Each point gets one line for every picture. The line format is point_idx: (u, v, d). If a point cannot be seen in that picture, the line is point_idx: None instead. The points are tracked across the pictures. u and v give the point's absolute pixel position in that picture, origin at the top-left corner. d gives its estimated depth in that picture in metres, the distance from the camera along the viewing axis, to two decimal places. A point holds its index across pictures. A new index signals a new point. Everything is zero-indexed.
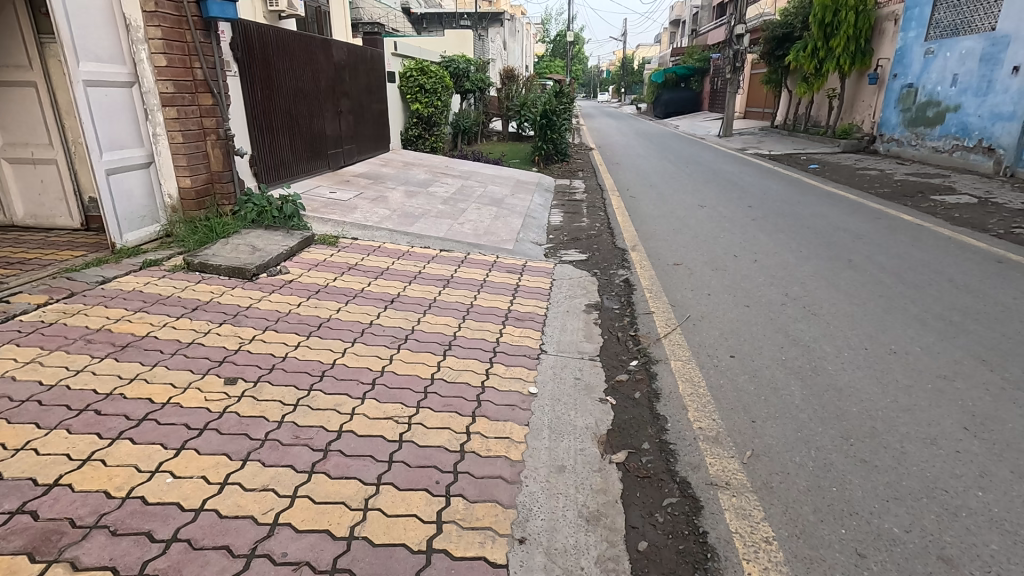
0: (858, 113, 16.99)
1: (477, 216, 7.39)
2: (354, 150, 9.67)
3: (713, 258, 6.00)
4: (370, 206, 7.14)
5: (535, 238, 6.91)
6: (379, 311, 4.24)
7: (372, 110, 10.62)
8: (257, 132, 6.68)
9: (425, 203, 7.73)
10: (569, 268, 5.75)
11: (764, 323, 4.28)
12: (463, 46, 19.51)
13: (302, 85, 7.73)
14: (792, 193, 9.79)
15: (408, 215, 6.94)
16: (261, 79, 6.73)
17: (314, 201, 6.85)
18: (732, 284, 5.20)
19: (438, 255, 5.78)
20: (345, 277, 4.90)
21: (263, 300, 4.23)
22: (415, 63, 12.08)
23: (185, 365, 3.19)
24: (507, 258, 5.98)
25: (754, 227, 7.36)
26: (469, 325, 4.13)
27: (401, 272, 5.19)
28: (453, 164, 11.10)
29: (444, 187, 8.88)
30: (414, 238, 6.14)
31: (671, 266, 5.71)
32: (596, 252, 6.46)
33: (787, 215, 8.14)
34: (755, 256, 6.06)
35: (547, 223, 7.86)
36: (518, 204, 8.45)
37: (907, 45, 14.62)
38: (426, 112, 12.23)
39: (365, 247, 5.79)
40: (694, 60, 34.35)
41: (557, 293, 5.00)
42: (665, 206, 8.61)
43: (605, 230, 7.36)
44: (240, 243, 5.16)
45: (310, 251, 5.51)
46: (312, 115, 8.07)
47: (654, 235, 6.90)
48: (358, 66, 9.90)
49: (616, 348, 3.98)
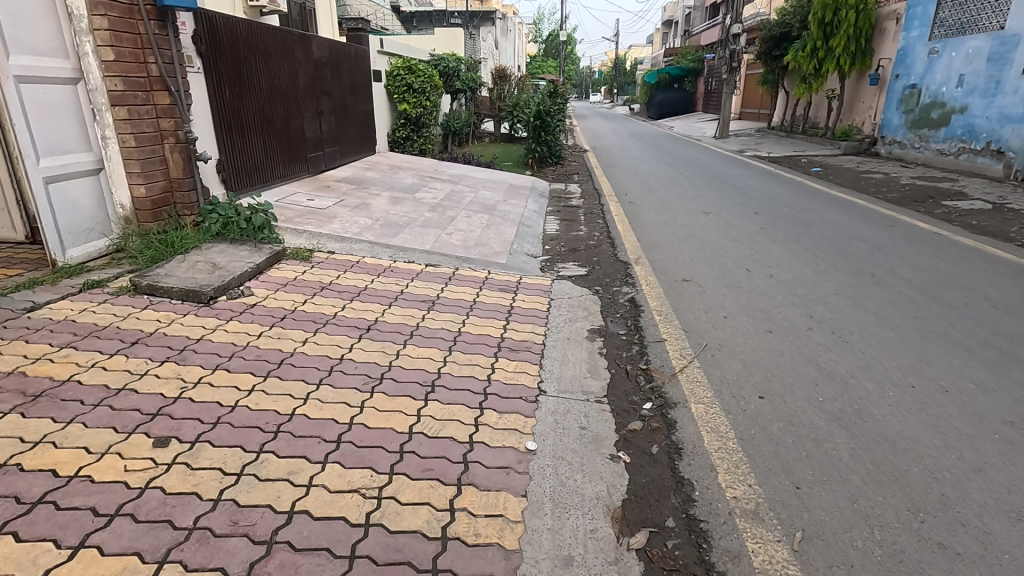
0: (858, 114, 16.60)
1: (467, 225, 6.85)
2: (336, 152, 9.10)
3: (724, 273, 5.48)
4: (350, 214, 6.58)
5: (530, 250, 6.37)
6: (352, 341, 3.68)
7: (357, 110, 10.05)
8: (225, 134, 6.09)
9: (411, 211, 7.18)
10: (568, 286, 5.22)
11: (792, 354, 3.77)
12: (455, 45, 18.97)
13: (278, 84, 7.14)
14: (799, 199, 9.31)
15: (392, 225, 6.38)
16: (230, 76, 6.14)
17: (289, 210, 6.28)
18: (749, 304, 4.69)
19: (423, 271, 5.24)
20: (317, 299, 4.34)
21: (217, 329, 3.66)
22: (403, 62, 11.51)
23: (107, 420, 2.63)
24: (500, 273, 5.43)
25: (765, 237, 6.86)
26: (456, 359, 3.58)
27: (381, 292, 4.65)
28: (443, 167, 10.56)
29: (432, 193, 8.33)
30: (398, 251, 5.60)
31: (680, 283, 5.19)
32: (596, 265, 5.94)
33: (798, 222, 7.65)
34: (770, 270, 5.56)
35: (542, 231, 7.34)
36: (511, 210, 7.92)
37: (909, 45, 14.24)
38: (414, 113, 11.64)
39: (342, 263, 5.24)
40: (688, 60, 34.00)
41: (555, 316, 4.46)
42: (668, 213, 8.10)
43: (605, 240, 6.83)
44: (199, 260, 4.58)
45: (281, 267, 4.95)
46: (290, 115, 7.48)
47: (658, 246, 6.38)
48: (341, 63, 9.32)
49: (626, 386, 3.45)
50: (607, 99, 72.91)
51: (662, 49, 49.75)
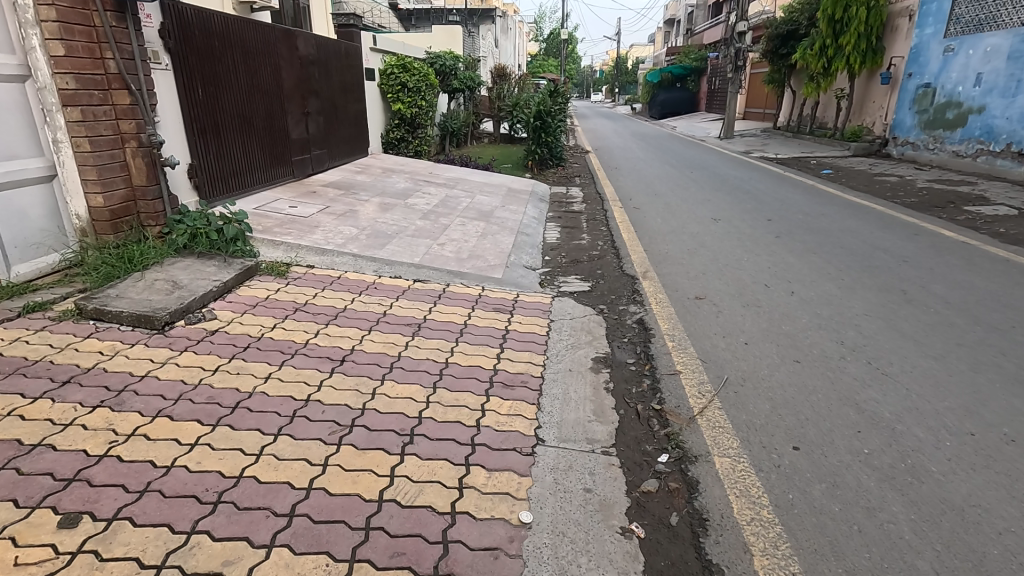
0: (868, 114, 16.10)
1: (461, 234, 6.37)
2: (326, 154, 8.66)
3: (741, 289, 5.00)
4: (335, 222, 6.10)
5: (528, 262, 5.89)
6: (322, 377, 3.21)
7: (349, 111, 9.59)
8: (198, 136, 5.63)
9: (402, 218, 6.71)
10: (569, 304, 4.75)
11: (826, 391, 3.30)
12: (453, 42, 18.51)
13: (260, 82, 6.68)
14: (812, 204, 8.83)
15: (379, 235, 5.91)
16: (203, 73, 5.68)
17: (267, 218, 5.81)
18: (772, 327, 4.22)
19: (410, 288, 4.77)
20: (289, 323, 3.88)
21: (167, 363, 3.20)
22: (397, 60, 11.05)
23: (11, 490, 2.18)
24: (495, 290, 4.96)
25: (781, 248, 6.38)
26: (440, 398, 3.11)
27: (361, 313, 4.18)
28: (438, 170, 10.10)
29: (425, 198, 7.85)
30: (384, 265, 5.12)
31: (693, 302, 4.72)
32: (600, 279, 5.47)
33: (815, 231, 7.17)
34: (791, 287, 5.08)
35: (542, 240, 6.87)
36: (509, 217, 7.45)
37: (923, 42, 13.76)
38: (409, 113, 11.17)
39: (322, 279, 4.77)
40: (690, 59, 33.44)
41: (554, 342, 3.98)
42: (675, 220, 7.62)
43: (609, 251, 6.35)
44: (158, 278, 4.11)
45: (252, 285, 4.48)
46: (274, 116, 7.02)
47: (667, 259, 5.90)
48: (331, 61, 8.87)
49: (637, 432, 2.98)
50: (609, 99, 72.39)
51: (664, 49, 49.18)
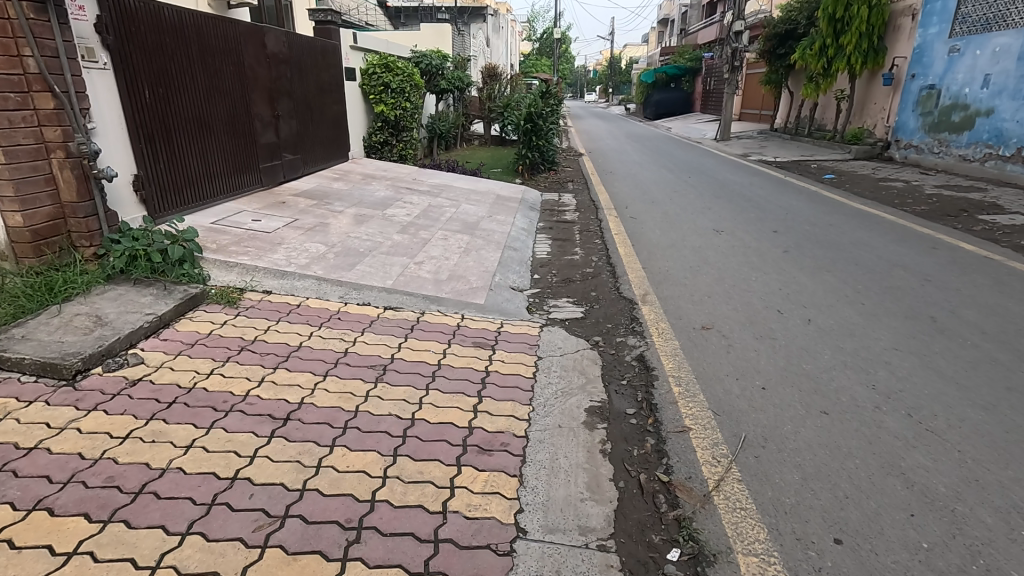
0: (869, 116, 15.66)
1: (443, 250, 5.81)
2: (300, 159, 8.09)
3: (752, 317, 4.47)
4: (302, 238, 5.53)
5: (515, 282, 5.34)
6: (256, 445, 2.63)
7: (326, 112, 9.01)
8: (145, 142, 5.04)
9: (378, 232, 6.15)
10: (559, 336, 4.19)
11: (864, 455, 2.77)
12: (442, 41, 17.93)
13: (221, 82, 6.10)
14: (819, 213, 8.32)
15: (350, 252, 5.34)
16: (151, 72, 5.10)
17: (224, 236, 5.22)
18: (792, 365, 3.68)
19: (379, 318, 4.20)
20: (228, 368, 3.29)
21: (65, 428, 2.62)
22: (380, 59, 10.46)
23: None
24: (476, 318, 4.40)
25: (790, 265, 5.86)
26: (400, 472, 2.55)
27: (317, 351, 3.60)
28: (423, 176, 9.53)
29: (406, 208, 7.28)
30: (351, 289, 4.55)
31: (699, 333, 4.18)
32: (594, 303, 4.92)
33: (825, 244, 6.66)
34: (807, 313, 4.56)
35: (531, 256, 6.33)
36: (496, 229, 6.90)
37: (927, 42, 13.32)
38: (392, 116, 10.57)
39: (279, 308, 4.20)
40: (685, 59, 33.04)
41: (542, 387, 3.42)
42: (675, 232, 7.08)
43: (604, 269, 5.81)
44: (79, 313, 3.52)
45: (194, 316, 3.90)
46: (238, 119, 6.44)
47: (668, 279, 5.35)
48: (306, 59, 8.29)
49: (642, 516, 2.43)
50: (603, 99, 71.97)
51: (658, 49, 48.72)
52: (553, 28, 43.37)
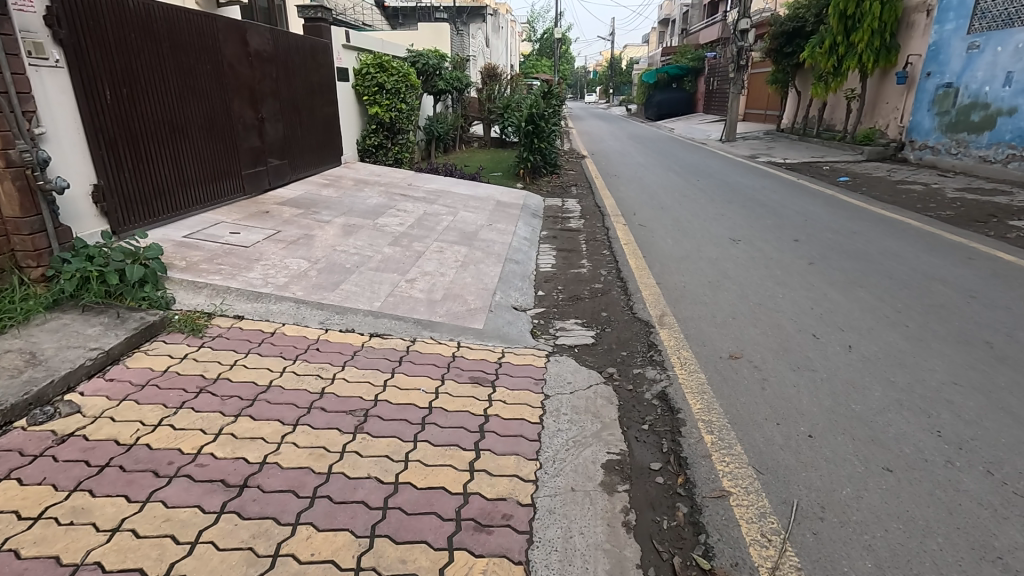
0: (881, 116, 15.16)
1: (438, 264, 5.32)
2: (287, 164, 7.60)
3: (785, 343, 3.97)
4: (283, 253, 5.03)
5: (517, 301, 4.84)
6: (201, 526, 2.14)
7: (317, 114, 8.53)
8: (108, 148, 4.55)
9: (368, 244, 5.66)
10: (568, 368, 3.68)
11: (945, 531, 2.27)
12: (440, 41, 17.44)
13: (196, 82, 5.61)
14: (840, 219, 7.82)
15: (334, 268, 4.84)
16: (114, 70, 4.61)
17: (195, 251, 4.72)
18: (839, 406, 3.17)
19: (364, 348, 3.69)
20: (180, 416, 2.78)
21: None
22: (373, 58, 9.97)
23: None
24: (474, 346, 3.90)
25: (818, 279, 5.35)
26: (377, 562, 2.05)
27: (289, 393, 3.09)
28: (419, 181, 9.03)
29: (399, 217, 6.80)
30: (334, 312, 4.05)
31: (727, 364, 3.68)
32: (606, 326, 4.42)
33: (852, 255, 6.15)
34: (846, 338, 4.05)
35: (534, 269, 5.82)
36: (496, 239, 6.41)
37: (943, 39, 12.83)
38: (387, 118, 10.06)
39: (251, 336, 3.69)
40: (687, 59, 32.60)
41: (551, 437, 2.91)
42: (689, 242, 6.57)
43: (614, 285, 5.32)
44: (10, 350, 3.03)
45: (151, 348, 3.41)
46: (217, 122, 5.95)
47: (686, 297, 4.85)
48: (293, 58, 7.80)
49: None
50: (603, 99, 71.51)
51: (659, 48, 48.24)
52: (553, 28, 42.80)
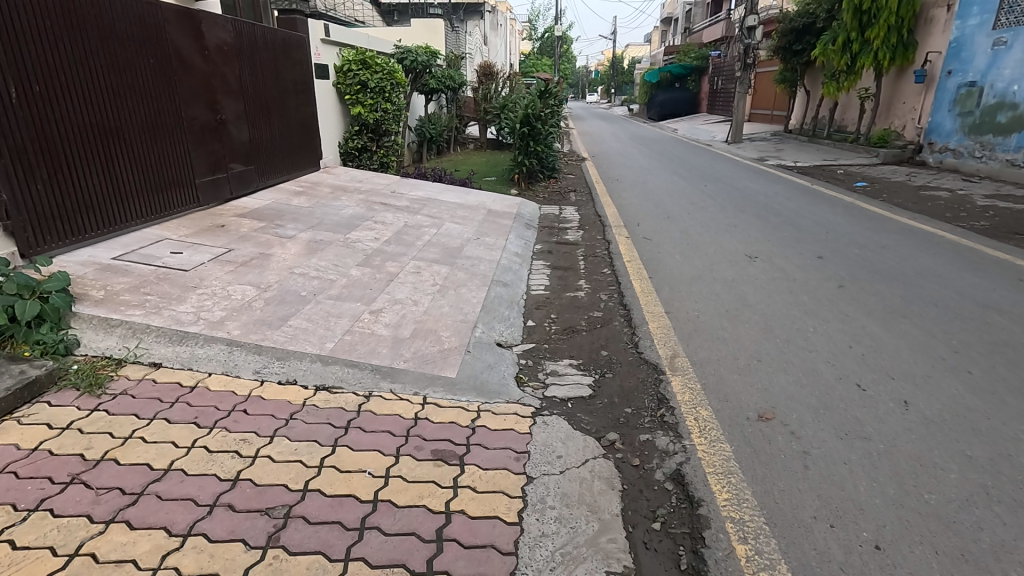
0: (897, 116, 14.40)
1: (411, 289, 4.59)
2: (254, 169, 6.89)
3: (827, 399, 3.23)
4: (229, 277, 4.31)
5: (502, 337, 4.10)
6: None
7: (291, 114, 7.81)
8: (14, 156, 3.84)
9: (334, 265, 4.92)
10: (559, 434, 2.95)
11: None
12: (433, 38, 16.68)
13: (136, 78, 4.90)
14: (866, 232, 7.07)
15: (286, 298, 4.11)
16: (23, 65, 3.91)
17: (120, 277, 4.00)
18: (911, 498, 2.43)
19: (304, 409, 2.95)
20: (29, 527, 2.07)
21: None
22: (356, 54, 9.23)
23: None
24: (443, 401, 3.17)
25: (852, 307, 4.61)
26: None
27: (190, 482, 2.36)
28: (404, 188, 8.31)
29: (376, 231, 6.07)
30: (273, 358, 3.32)
31: (758, 428, 2.94)
32: (606, 371, 3.67)
33: (887, 276, 5.40)
34: (900, 391, 3.31)
35: (524, 293, 5.09)
36: (482, 256, 5.67)
37: (966, 35, 12.07)
38: (370, 118, 9.32)
39: (163, 392, 2.96)
40: (691, 58, 31.80)
41: (531, 549, 2.19)
42: (700, 260, 5.83)
43: (616, 314, 4.58)
44: None
45: (27, 416, 2.70)
46: (164, 125, 5.23)
47: (701, 332, 4.11)
48: (262, 52, 7.08)
49: None
50: (605, 99, 70.69)
51: (662, 47, 47.41)
52: (554, 26, 41.84)
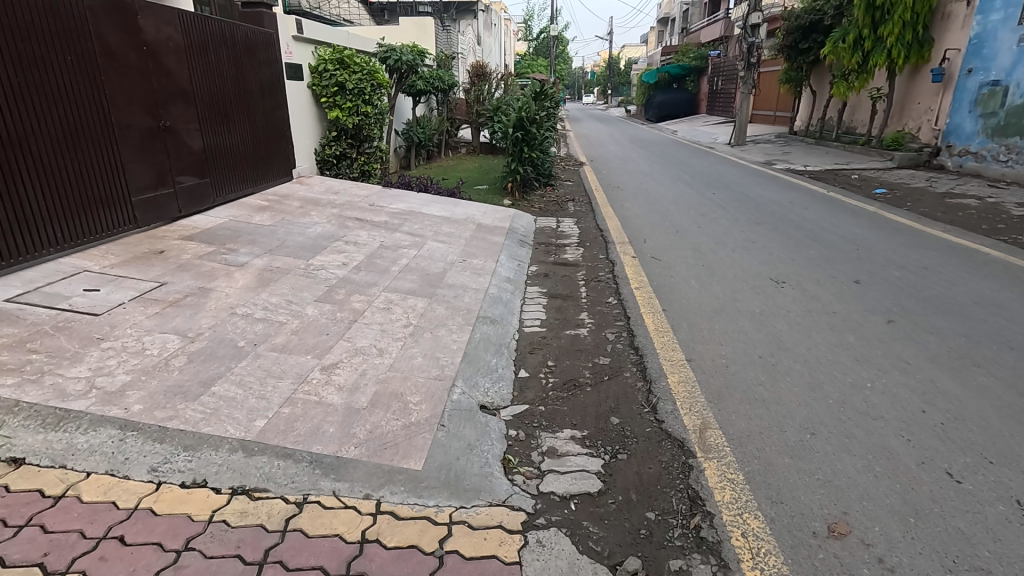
0: (912, 117, 13.65)
1: (377, 333, 3.77)
2: (210, 182, 6.06)
3: (916, 501, 2.42)
4: (149, 322, 3.49)
5: (486, 400, 3.29)
6: None
7: (257, 120, 6.97)
8: None
9: (287, 300, 4.10)
10: (559, 565, 2.14)
11: None
12: (423, 37, 15.84)
13: (47, 78, 4.08)
14: (900, 249, 6.29)
15: (216, 350, 3.30)
16: None
17: (5, 328, 3.19)
18: None
19: (206, 532, 2.13)
20: None
21: None
22: (333, 52, 8.41)
23: None
24: (405, 509, 2.36)
25: (911, 350, 3.83)
26: None
27: None
28: (384, 201, 7.49)
29: (345, 254, 5.26)
30: (178, 446, 2.49)
31: (832, 556, 2.14)
32: (619, 452, 2.86)
33: (941, 307, 4.61)
34: (1006, 484, 2.52)
35: (515, 332, 4.27)
36: (466, 285, 4.86)
37: (989, 31, 11.34)
38: (349, 123, 8.50)
39: (11, 510, 2.14)
40: (689, 58, 31.15)
41: None
42: (721, 287, 5.03)
43: (626, 362, 3.79)
44: None
45: None
46: (86, 133, 4.41)
47: (734, 391, 3.31)
48: (219, 50, 6.26)
49: None
50: (603, 99, 69.94)
51: (660, 48, 46.69)
52: (551, 27, 41.12)
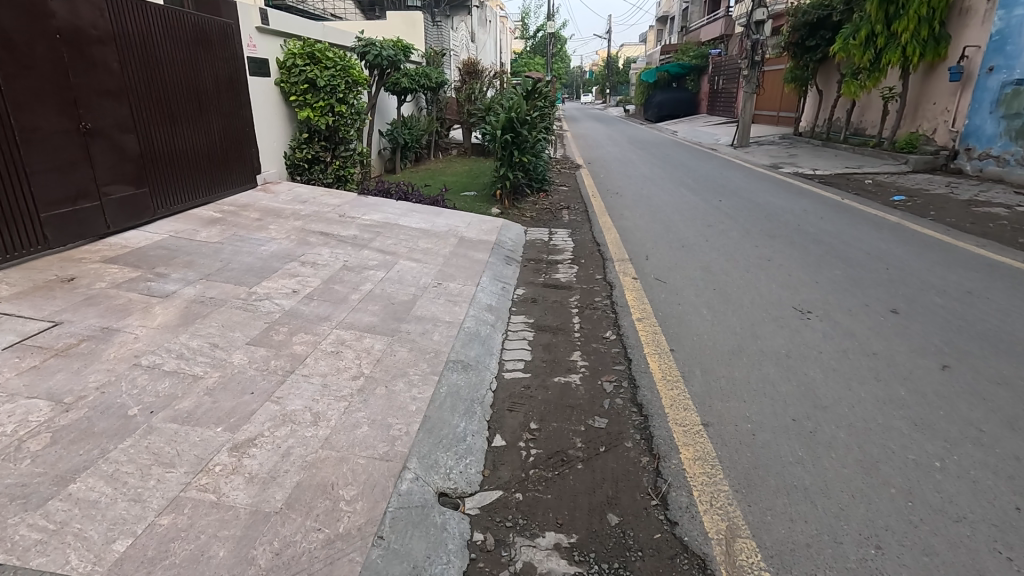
0: (927, 118, 12.92)
1: (316, 390, 3.02)
2: (149, 192, 5.28)
3: None
4: (15, 381, 2.73)
5: (446, 489, 2.53)
6: None
7: (212, 120, 6.20)
8: None
9: (211, 342, 3.34)
10: None
11: None
12: (412, 32, 15.06)
13: None
14: (936, 269, 5.54)
15: (95, 422, 2.54)
16: None
17: None
18: None
19: None
20: None
21: None
22: (304, 45, 7.60)
23: None
24: None
25: (980, 411, 3.07)
26: None
27: None
28: (355, 211, 6.73)
29: (298, 279, 4.49)
30: None
31: None
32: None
33: (1001, 346, 3.86)
34: None
35: (491, 381, 3.51)
36: (437, 318, 4.09)
37: (1012, 27, 10.61)
38: (321, 124, 7.70)
39: None
40: (689, 56, 30.37)
41: None
42: (738, 319, 4.27)
43: (626, 426, 3.03)
44: None
45: None
46: None
47: (766, 477, 2.55)
48: (162, 41, 5.49)
49: None
50: (602, 98, 69.13)
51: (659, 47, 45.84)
52: (548, 24, 40.30)
